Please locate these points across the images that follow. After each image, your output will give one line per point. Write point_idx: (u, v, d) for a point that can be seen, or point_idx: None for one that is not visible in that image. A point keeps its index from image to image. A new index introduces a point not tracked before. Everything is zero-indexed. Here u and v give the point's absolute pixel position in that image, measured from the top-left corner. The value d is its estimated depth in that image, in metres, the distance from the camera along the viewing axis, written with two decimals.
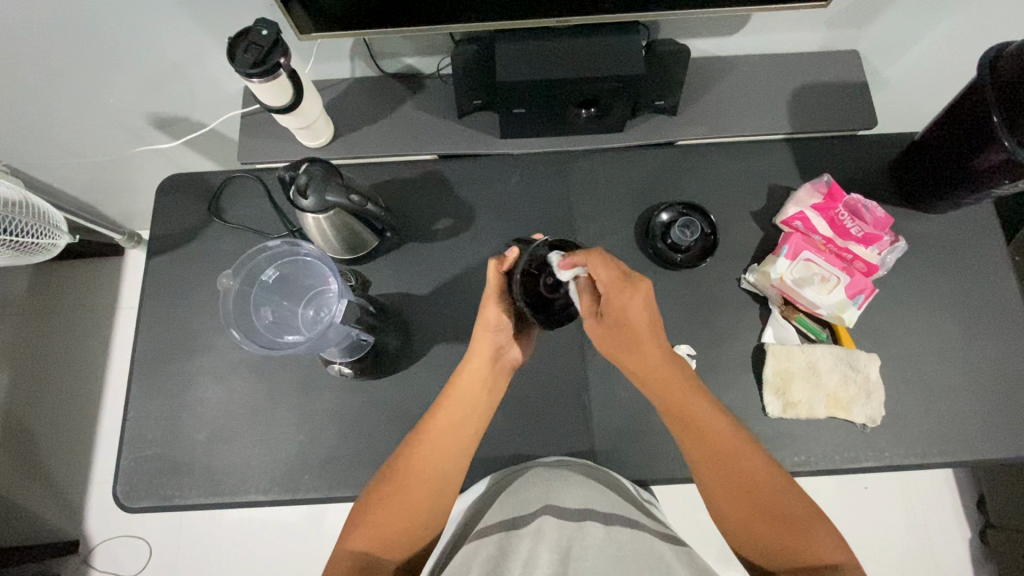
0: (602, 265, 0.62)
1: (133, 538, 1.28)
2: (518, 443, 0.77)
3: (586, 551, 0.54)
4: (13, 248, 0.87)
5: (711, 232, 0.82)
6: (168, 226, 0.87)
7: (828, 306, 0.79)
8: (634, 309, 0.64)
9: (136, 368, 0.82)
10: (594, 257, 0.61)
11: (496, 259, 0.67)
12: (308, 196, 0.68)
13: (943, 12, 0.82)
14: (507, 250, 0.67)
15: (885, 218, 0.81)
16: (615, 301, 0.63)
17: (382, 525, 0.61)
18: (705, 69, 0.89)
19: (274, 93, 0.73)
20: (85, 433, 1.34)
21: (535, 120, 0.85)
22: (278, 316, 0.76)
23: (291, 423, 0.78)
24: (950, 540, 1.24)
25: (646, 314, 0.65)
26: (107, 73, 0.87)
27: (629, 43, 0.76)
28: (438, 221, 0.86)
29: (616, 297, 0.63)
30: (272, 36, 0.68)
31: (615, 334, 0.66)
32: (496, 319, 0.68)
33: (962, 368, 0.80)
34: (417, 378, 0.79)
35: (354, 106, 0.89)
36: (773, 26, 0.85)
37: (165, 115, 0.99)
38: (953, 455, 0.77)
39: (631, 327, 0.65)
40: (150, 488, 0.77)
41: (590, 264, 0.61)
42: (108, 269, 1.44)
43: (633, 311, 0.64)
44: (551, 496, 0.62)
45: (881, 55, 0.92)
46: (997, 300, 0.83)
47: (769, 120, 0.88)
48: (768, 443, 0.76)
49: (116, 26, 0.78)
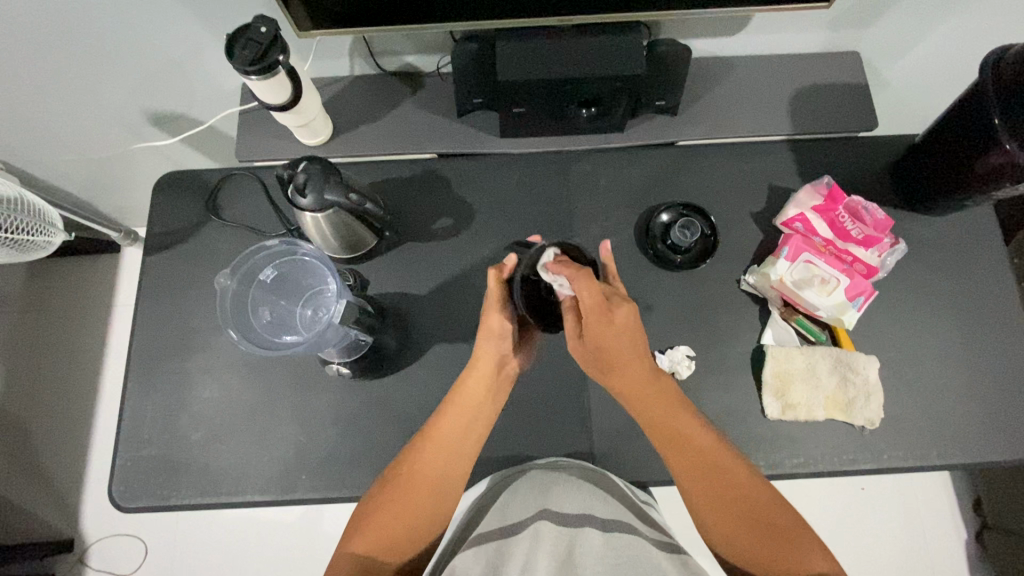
0: (587, 284, 0.63)
1: (129, 538, 1.28)
2: (517, 444, 0.77)
3: (587, 557, 0.54)
4: (9, 245, 0.87)
5: (711, 234, 0.82)
6: (166, 223, 0.87)
7: (828, 308, 0.79)
8: (616, 337, 0.64)
9: (133, 367, 0.81)
10: (581, 278, 0.63)
11: (495, 267, 0.68)
12: (307, 195, 0.67)
13: (946, 13, 0.82)
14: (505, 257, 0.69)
15: (886, 221, 0.81)
16: (595, 330, 0.63)
17: (384, 527, 0.61)
18: (707, 69, 0.89)
19: (273, 91, 0.72)
20: (81, 431, 1.33)
21: (535, 119, 0.84)
22: (276, 316, 0.76)
23: (290, 423, 0.78)
24: (947, 541, 1.25)
25: (629, 338, 0.65)
26: (104, 68, 0.86)
27: (629, 44, 0.75)
28: (437, 220, 0.86)
29: (597, 326, 0.63)
30: (271, 33, 0.67)
31: (595, 357, 0.66)
32: (500, 328, 0.69)
33: (961, 370, 0.80)
34: (416, 378, 0.79)
35: (353, 104, 0.88)
36: (775, 27, 0.85)
37: (164, 112, 0.98)
38: (952, 458, 0.77)
39: (613, 355, 0.65)
40: (147, 489, 0.77)
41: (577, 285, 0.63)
42: (105, 266, 1.43)
43: (612, 340, 0.64)
44: (550, 499, 0.63)
45: (884, 57, 0.92)
46: (996, 302, 0.83)
47: (771, 121, 0.87)
48: (767, 445, 0.76)
49: (112, 21, 0.77)
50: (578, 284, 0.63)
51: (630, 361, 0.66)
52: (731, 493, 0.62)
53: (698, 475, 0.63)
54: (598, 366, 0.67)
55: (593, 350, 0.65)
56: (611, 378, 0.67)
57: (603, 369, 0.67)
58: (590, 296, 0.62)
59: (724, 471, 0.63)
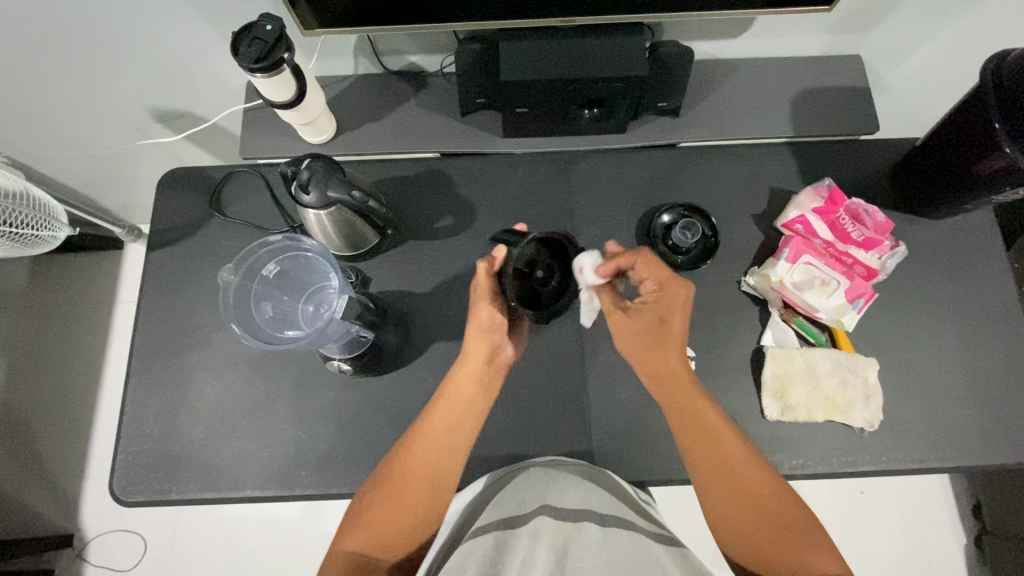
0: (649, 263, 0.70)
1: (128, 534, 1.28)
2: (516, 442, 0.77)
3: (585, 551, 0.55)
4: (12, 239, 0.87)
5: (712, 235, 0.82)
6: (169, 219, 0.87)
7: (827, 309, 0.79)
8: (679, 310, 0.70)
9: (134, 362, 0.82)
10: (639, 258, 0.69)
11: (486, 261, 0.70)
12: (310, 192, 0.68)
13: (947, 17, 0.82)
14: (494, 251, 0.70)
15: (887, 223, 0.81)
16: (663, 299, 0.70)
17: (378, 523, 0.61)
18: (709, 71, 0.89)
19: (278, 89, 0.72)
20: (82, 425, 1.34)
21: (537, 120, 0.85)
22: (278, 311, 0.77)
23: (290, 419, 0.78)
24: (947, 547, 1.24)
25: (685, 320, 0.70)
26: (110, 64, 0.86)
27: (632, 45, 0.76)
28: (438, 218, 0.86)
29: (667, 295, 0.70)
30: (276, 31, 0.68)
31: (648, 330, 0.70)
32: (489, 320, 0.70)
33: (962, 374, 0.80)
34: (416, 376, 0.79)
35: (357, 103, 0.89)
36: (777, 30, 0.85)
37: (169, 109, 0.98)
38: (951, 461, 0.77)
39: (668, 328, 0.70)
40: (147, 483, 0.77)
41: (635, 265, 0.70)
42: (108, 262, 1.43)
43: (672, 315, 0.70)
44: (548, 496, 0.63)
45: (885, 62, 0.92)
46: (997, 306, 0.83)
47: (773, 123, 0.88)
48: (767, 446, 0.76)
49: (120, 18, 0.78)
50: (641, 265, 0.70)
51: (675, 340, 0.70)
52: (727, 483, 0.63)
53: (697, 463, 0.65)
54: (647, 338, 0.70)
55: (650, 319, 0.70)
56: (649, 356, 0.70)
57: (648, 345, 0.70)
58: (654, 273, 0.70)
59: (722, 460, 0.64)
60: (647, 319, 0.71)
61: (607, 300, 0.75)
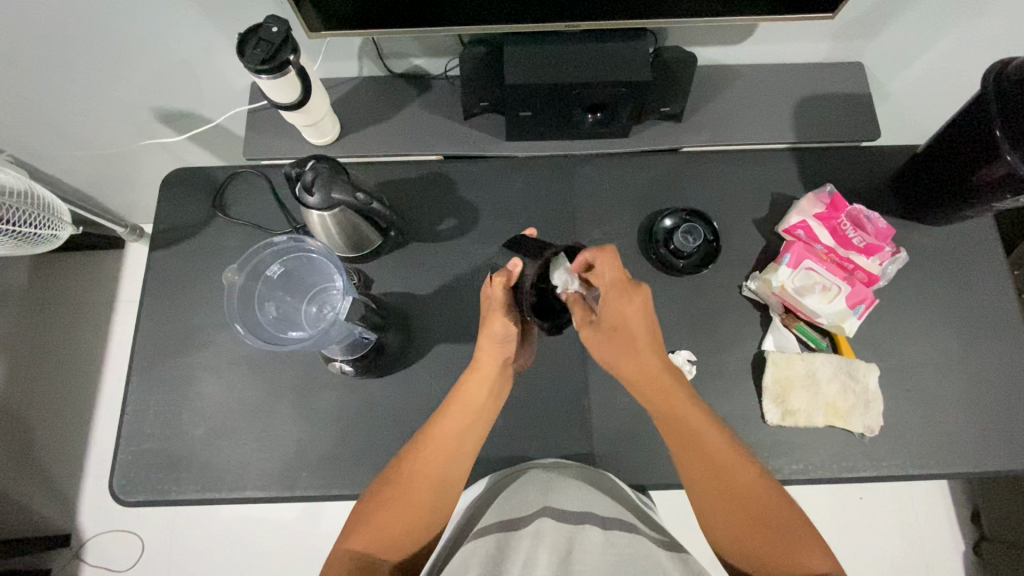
0: (610, 261, 0.66)
1: (126, 534, 1.28)
2: (517, 445, 0.77)
3: (585, 553, 0.55)
4: (14, 237, 0.87)
5: (712, 240, 0.83)
6: (172, 219, 0.87)
7: (828, 315, 0.79)
8: (636, 310, 0.66)
9: (135, 361, 0.82)
10: (603, 255, 0.65)
11: (502, 276, 0.69)
12: (315, 193, 0.68)
13: (949, 25, 0.83)
14: (510, 265, 0.68)
15: (887, 230, 0.82)
16: (617, 304, 0.65)
17: (383, 525, 0.61)
18: (712, 77, 0.89)
19: (283, 91, 0.73)
20: (81, 424, 1.33)
21: (540, 123, 0.85)
22: (281, 312, 0.77)
23: (292, 420, 0.78)
24: (944, 554, 1.25)
25: (647, 319, 0.67)
26: (115, 64, 0.87)
27: (635, 50, 0.77)
28: (440, 220, 0.86)
29: (623, 298, 0.66)
30: (282, 33, 0.68)
31: (614, 338, 0.66)
32: (503, 333, 0.68)
33: (962, 380, 0.81)
34: (417, 378, 0.79)
35: (361, 105, 0.89)
36: (780, 36, 0.86)
37: (172, 109, 0.99)
38: (951, 467, 0.78)
39: (631, 332, 0.66)
40: (146, 482, 0.77)
41: (600, 261, 0.66)
42: (109, 261, 1.43)
43: (629, 315, 0.66)
44: (550, 498, 0.63)
45: (887, 69, 0.93)
46: (997, 313, 0.83)
47: (774, 129, 0.88)
48: (767, 451, 0.77)
49: (126, 19, 0.78)
50: (603, 261, 0.66)
51: (642, 343, 0.66)
52: (720, 484, 0.63)
53: (689, 463, 0.64)
54: (618, 348, 0.66)
55: (613, 330, 0.66)
56: (626, 364, 0.66)
57: (617, 352, 0.67)
58: (613, 272, 0.66)
59: (711, 460, 0.64)
60: (610, 326, 0.65)
61: (578, 313, 0.68)
